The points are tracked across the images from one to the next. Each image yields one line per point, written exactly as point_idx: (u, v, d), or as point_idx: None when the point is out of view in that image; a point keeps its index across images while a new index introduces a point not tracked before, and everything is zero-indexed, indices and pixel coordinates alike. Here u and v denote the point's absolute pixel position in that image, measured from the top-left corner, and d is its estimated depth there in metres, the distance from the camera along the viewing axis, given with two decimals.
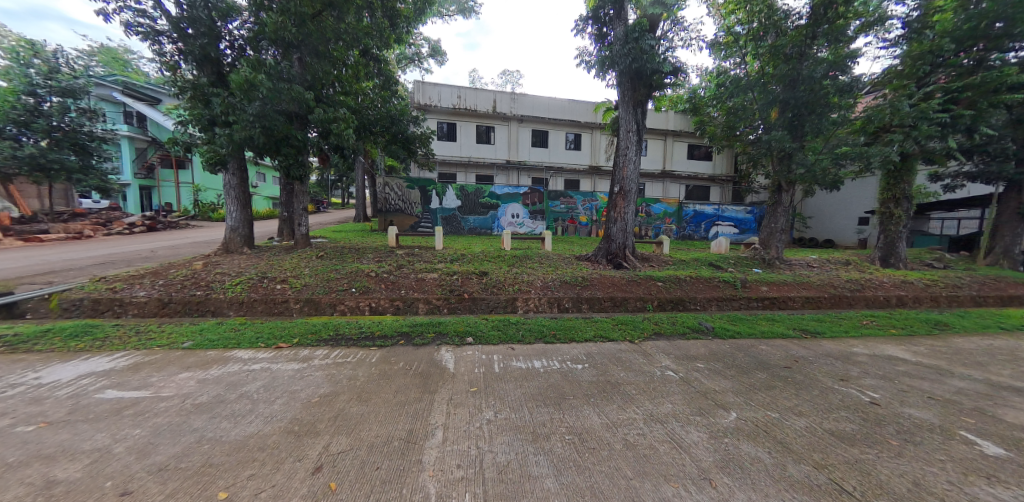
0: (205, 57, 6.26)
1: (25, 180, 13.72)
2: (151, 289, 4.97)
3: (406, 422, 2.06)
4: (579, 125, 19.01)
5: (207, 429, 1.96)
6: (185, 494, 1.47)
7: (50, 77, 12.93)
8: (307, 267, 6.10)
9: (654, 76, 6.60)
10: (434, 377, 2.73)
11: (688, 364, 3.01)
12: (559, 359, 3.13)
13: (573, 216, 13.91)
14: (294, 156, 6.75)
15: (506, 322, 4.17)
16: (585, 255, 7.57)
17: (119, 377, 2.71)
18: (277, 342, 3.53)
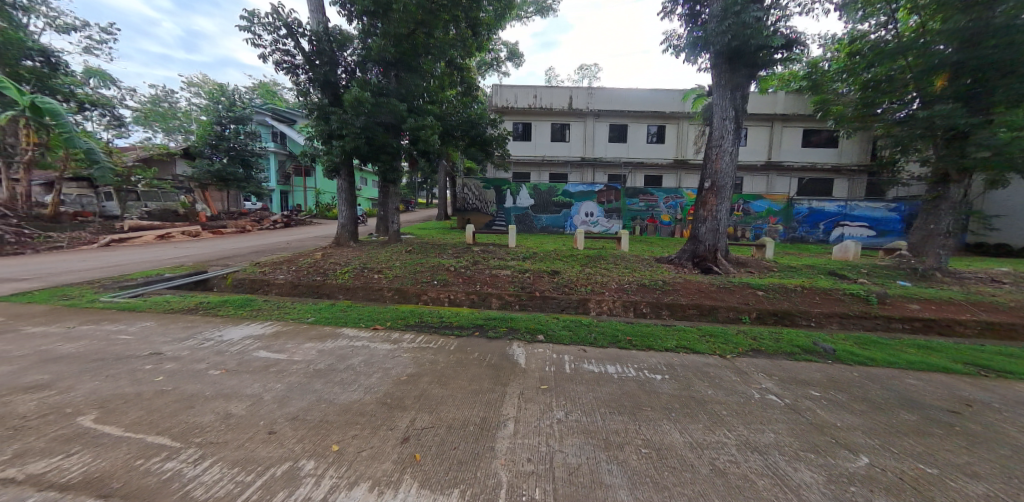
0: (327, 81, 7.33)
1: (211, 187, 18.01)
2: (287, 274, 6.08)
3: (479, 410, 2.17)
4: (663, 116, 17.69)
5: (325, 392, 2.34)
6: (310, 441, 1.77)
7: (230, 109, 16.60)
8: (398, 260, 6.82)
9: (758, 53, 5.81)
10: (507, 371, 2.82)
11: (797, 390, 2.62)
12: (635, 366, 2.97)
13: (654, 215, 13.06)
14: (390, 162, 7.56)
15: (578, 324, 4.10)
16: (668, 257, 7.04)
17: (267, 341, 3.39)
18: (373, 323, 4.01)
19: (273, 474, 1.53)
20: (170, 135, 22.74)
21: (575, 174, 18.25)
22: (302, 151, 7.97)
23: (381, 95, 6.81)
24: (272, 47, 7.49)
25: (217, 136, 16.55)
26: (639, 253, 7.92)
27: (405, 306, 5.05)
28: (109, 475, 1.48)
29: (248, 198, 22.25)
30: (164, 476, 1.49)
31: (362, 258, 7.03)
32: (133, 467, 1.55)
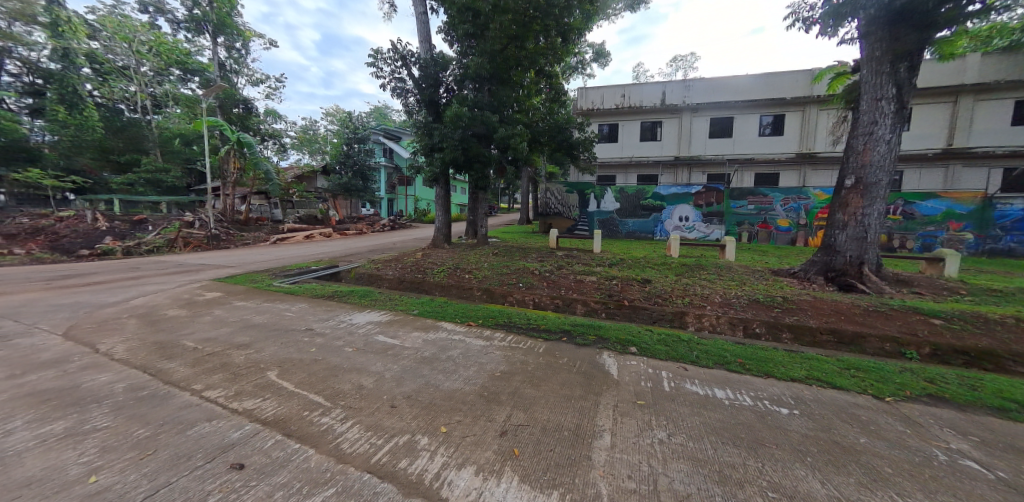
0: (430, 100, 8.15)
1: (339, 196, 21.57)
2: (395, 270, 7.15)
3: (573, 415, 2.18)
4: (781, 103, 15.35)
5: (431, 377, 2.75)
6: (422, 423, 2.08)
7: (354, 132, 20.47)
8: (486, 262, 7.22)
9: (938, 10, 4.62)
10: (601, 380, 2.76)
11: (1004, 456, 1.96)
12: (750, 394, 2.60)
13: (767, 220, 11.37)
14: (483, 170, 8.02)
15: (675, 339, 3.75)
16: (790, 269, 6.05)
17: (385, 327, 4.11)
18: (468, 320, 4.32)
19: (398, 442, 1.92)
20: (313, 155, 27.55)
21: (668, 175, 16.98)
22: (410, 165, 9.05)
23: (476, 109, 7.36)
24: (389, 77, 8.76)
25: (345, 153, 20.60)
26: (747, 264, 7.00)
27: (493, 306, 5.29)
28: (289, 420, 2.15)
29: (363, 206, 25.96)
30: (323, 427, 2.07)
31: (454, 258, 7.69)
32: (304, 415, 2.20)
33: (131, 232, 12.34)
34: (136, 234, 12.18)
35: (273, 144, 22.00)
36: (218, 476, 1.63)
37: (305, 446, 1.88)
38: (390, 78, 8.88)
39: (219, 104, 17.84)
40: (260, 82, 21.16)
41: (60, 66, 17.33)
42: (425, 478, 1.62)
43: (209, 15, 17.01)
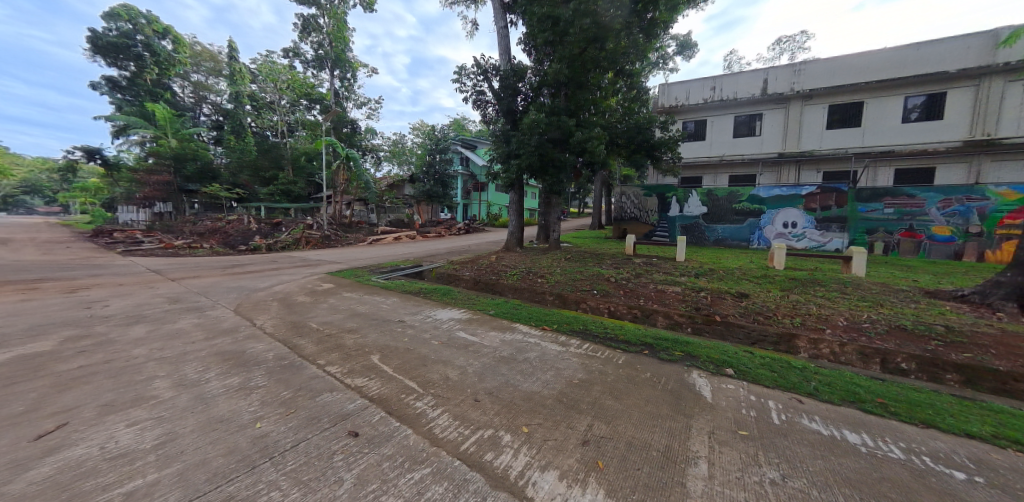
0: (508, 108, 8.46)
1: (422, 202, 23.63)
2: (471, 271, 7.99)
3: (661, 435, 2.28)
4: (934, 80, 12.56)
5: (509, 378, 3.31)
6: (507, 420, 2.54)
7: (436, 144, 22.24)
8: (558, 267, 7.51)
9: None
10: (693, 407, 2.62)
11: None
12: (899, 444, 2.12)
13: (912, 227, 9.23)
14: (558, 175, 8.06)
15: (783, 365, 3.28)
16: (955, 290, 4.89)
17: (465, 323, 5.13)
18: (541, 324, 4.96)
19: (483, 435, 2.37)
20: (401, 166, 29.93)
21: (769, 174, 14.93)
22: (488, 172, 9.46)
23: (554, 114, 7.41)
24: (471, 91, 9.37)
25: (428, 163, 22.40)
26: (882, 281, 5.80)
27: (566, 312, 5.31)
28: (390, 399, 2.87)
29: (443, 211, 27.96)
30: (418, 410, 2.70)
31: (526, 263, 8.24)
32: (402, 398, 2.90)
33: (271, 232, 15.01)
34: (272, 235, 14.68)
35: (371, 158, 24.93)
36: (342, 439, 2.30)
37: (405, 427, 2.47)
38: (471, 92, 9.49)
39: (333, 126, 21.03)
40: (364, 106, 24.27)
41: (233, 105, 22.43)
42: (510, 473, 1.97)
43: (328, 52, 20.10)
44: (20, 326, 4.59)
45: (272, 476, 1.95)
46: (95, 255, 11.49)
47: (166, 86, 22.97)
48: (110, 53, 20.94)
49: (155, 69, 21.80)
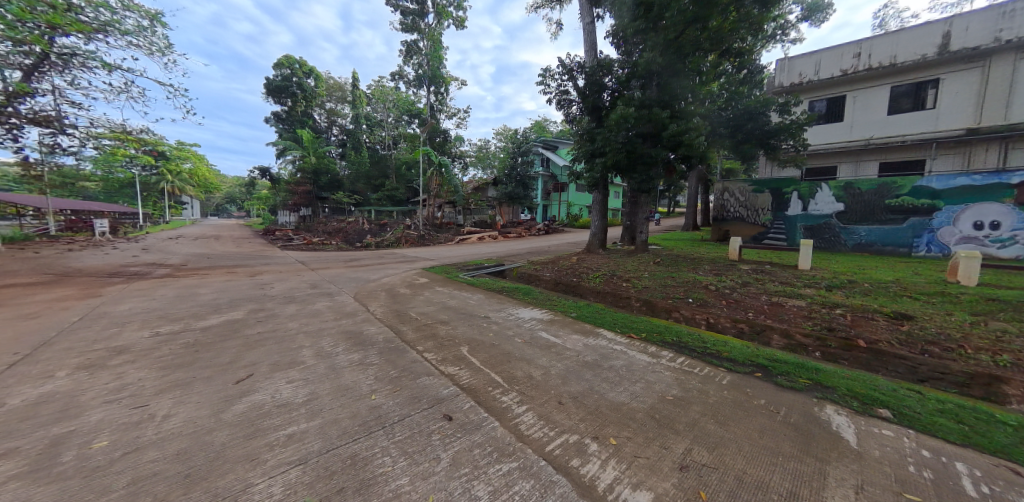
0: (593, 106, 8.27)
1: (504, 203, 24.44)
2: (552, 272, 7.98)
3: (784, 478, 1.94)
4: None
5: (594, 384, 3.23)
6: (593, 428, 2.51)
7: (519, 147, 22.76)
8: (646, 271, 7.12)
9: None
10: (831, 451, 2.14)
11: None
12: None
13: None
14: (650, 172, 7.51)
15: (968, 413, 2.50)
16: None
17: (546, 324, 5.10)
18: (627, 332, 4.66)
19: (569, 440, 2.40)
20: (485, 170, 31.20)
21: (948, 158, 11.71)
22: (571, 172, 9.24)
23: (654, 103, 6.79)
24: (556, 91, 9.41)
25: (510, 166, 23.03)
26: None
27: (656, 321, 4.96)
28: (479, 390, 3.17)
29: (525, 211, 28.52)
30: (504, 405, 2.91)
31: (610, 266, 7.95)
32: (488, 391, 3.15)
33: (379, 232, 17.19)
34: (379, 234, 16.79)
35: (459, 163, 26.66)
36: (439, 421, 2.66)
37: (492, 419, 2.69)
38: (555, 93, 9.51)
39: (428, 137, 23.08)
40: (454, 116, 26.05)
41: (354, 125, 26.39)
42: (598, 485, 1.96)
43: (426, 70, 22.12)
44: (224, 299, 6.33)
45: (382, 444, 2.40)
46: (264, 248, 14.85)
47: (308, 115, 28.20)
48: (281, 94, 26.93)
49: (304, 102, 26.97)
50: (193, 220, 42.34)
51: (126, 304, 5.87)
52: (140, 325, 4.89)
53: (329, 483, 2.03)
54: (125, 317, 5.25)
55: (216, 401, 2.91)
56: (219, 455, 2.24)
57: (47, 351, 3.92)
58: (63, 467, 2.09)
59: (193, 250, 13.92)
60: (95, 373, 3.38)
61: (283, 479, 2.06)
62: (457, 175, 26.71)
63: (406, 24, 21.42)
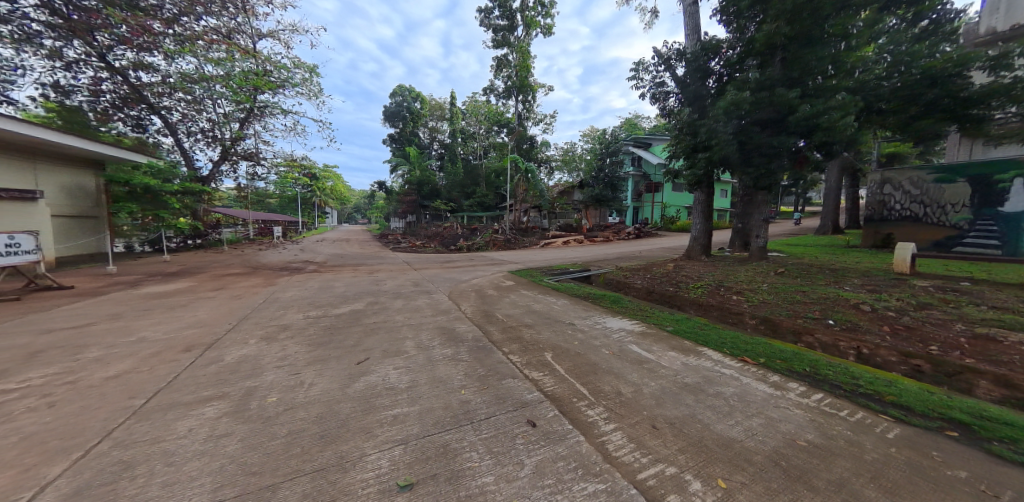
0: (696, 95, 7.51)
1: (590, 206, 23.58)
2: (644, 280, 7.32)
3: None
4: None
5: (697, 411, 2.75)
6: (696, 465, 2.13)
7: (607, 147, 21.84)
8: (765, 283, 6.04)
9: None
10: None
11: None
12: None
13: None
14: (771, 165, 6.34)
15: None
16: None
17: (637, 337, 4.58)
18: (739, 354, 3.93)
19: (665, 471, 2.09)
20: (571, 174, 30.52)
21: None
22: (667, 170, 8.40)
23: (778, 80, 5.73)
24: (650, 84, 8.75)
25: (598, 168, 22.24)
26: None
27: (780, 345, 4.09)
28: (563, 399, 2.99)
29: (613, 214, 27.25)
30: (590, 419, 2.68)
31: (716, 275, 6.95)
32: (573, 401, 2.95)
33: (471, 236, 18.27)
34: (470, 238, 17.79)
35: (545, 168, 26.85)
36: (522, 425, 2.59)
37: (577, 432, 2.50)
38: (649, 86, 8.86)
39: (515, 144, 23.70)
40: (540, 122, 26.22)
41: (452, 139, 28.87)
42: None
43: (515, 81, 22.79)
44: (350, 291, 7.45)
45: (471, 438, 2.46)
46: (378, 250, 17.12)
47: (415, 134, 31.87)
48: (395, 119, 31.96)
49: (412, 123, 31.16)
50: (332, 227, 51.60)
51: (290, 291, 7.36)
52: (295, 308, 6.07)
53: (425, 467, 2.16)
54: (286, 301, 6.57)
55: (343, 378, 3.41)
56: (344, 424, 2.64)
57: (245, 323, 5.20)
58: (251, 412, 2.80)
59: (326, 250, 16.77)
60: (271, 343, 4.34)
61: (388, 455, 2.29)
62: (544, 180, 27.01)
63: (497, 40, 22.48)
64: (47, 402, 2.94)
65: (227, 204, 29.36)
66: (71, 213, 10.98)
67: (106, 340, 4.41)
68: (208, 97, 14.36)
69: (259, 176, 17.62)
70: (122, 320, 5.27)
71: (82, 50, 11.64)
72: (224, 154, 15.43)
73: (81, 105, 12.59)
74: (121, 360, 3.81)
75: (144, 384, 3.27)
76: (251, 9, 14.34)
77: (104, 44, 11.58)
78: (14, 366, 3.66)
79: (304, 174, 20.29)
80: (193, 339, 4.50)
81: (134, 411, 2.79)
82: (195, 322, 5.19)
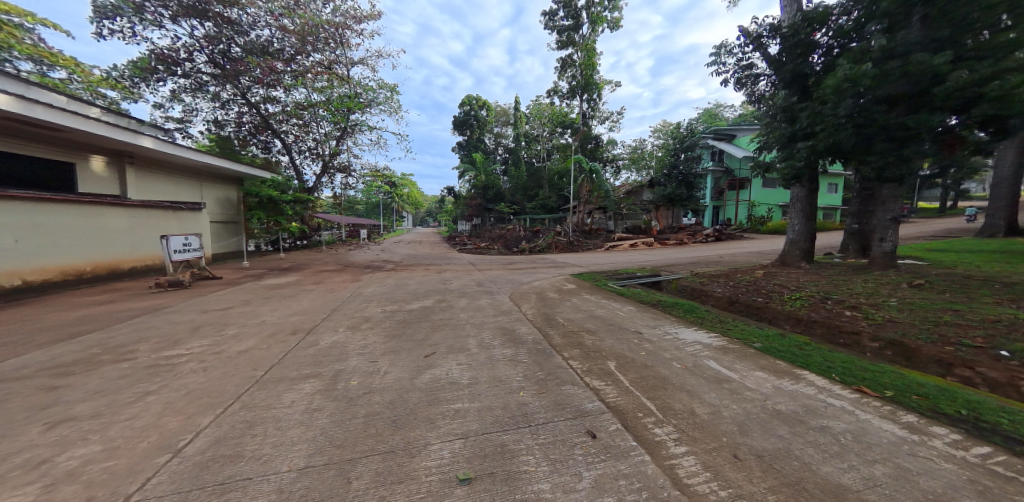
0: (796, 75, 6.46)
1: (661, 207, 21.89)
2: (725, 289, 6.43)
3: None
4: None
5: (794, 445, 2.20)
6: None
7: (681, 141, 20.09)
8: (893, 297, 4.86)
9: None
10: None
11: None
12: None
13: None
14: (904, 150, 5.09)
15: None
16: None
17: (715, 353, 3.92)
18: (856, 382, 3.13)
19: None
20: (640, 172, 28.68)
21: None
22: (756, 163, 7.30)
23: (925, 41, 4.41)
24: (733, 68, 7.71)
25: (671, 165, 20.54)
26: None
27: (919, 378, 3.18)
28: (627, 412, 2.62)
29: (689, 215, 25.04)
30: (656, 438, 2.30)
31: (820, 284, 5.82)
32: (636, 416, 2.57)
33: (533, 238, 18.13)
34: (533, 240, 17.63)
35: (612, 167, 25.71)
36: (581, 435, 2.31)
37: (641, 451, 2.16)
38: (732, 71, 7.79)
39: (580, 145, 23.08)
40: (606, 120, 25.13)
41: (516, 143, 29.21)
42: None
43: (580, 80, 22.15)
44: (422, 288, 7.77)
45: (528, 441, 2.26)
46: (447, 251, 17.89)
47: (481, 140, 32.96)
48: (463, 127, 33.36)
49: (478, 130, 32.32)
50: (408, 230, 55.76)
51: (372, 287, 7.93)
52: (378, 302, 6.46)
53: (482, 464, 2.04)
54: (369, 295, 7.07)
55: (412, 369, 3.46)
56: (411, 411, 2.62)
57: (336, 312, 5.68)
58: (340, 392, 2.95)
59: (402, 250, 17.98)
60: (356, 332, 4.64)
61: (449, 447, 2.21)
62: (610, 180, 25.93)
63: (561, 41, 22.14)
64: (202, 366, 3.51)
65: (325, 210, 33.41)
66: (223, 220, 13.51)
67: (240, 320, 5.14)
68: (314, 120, 16.24)
69: (350, 185, 19.63)
70: (251, 305, 6.12)
71: (232, 92, 14.90)
72: (324, 168, 17.41)
73: (230, 135, 15.99)
74: (250, 337, 4.38)
75: (263, 359, 3.71)
76: (347, 42, 15.78)
77: (246, 85, 14.57)
78: (183, 335, 4.45)
79: (385, 182, 22.11)
80: (298, 324, 5.02)
81: (256, 381, 3.16)
82: (300, 310, 5.80)
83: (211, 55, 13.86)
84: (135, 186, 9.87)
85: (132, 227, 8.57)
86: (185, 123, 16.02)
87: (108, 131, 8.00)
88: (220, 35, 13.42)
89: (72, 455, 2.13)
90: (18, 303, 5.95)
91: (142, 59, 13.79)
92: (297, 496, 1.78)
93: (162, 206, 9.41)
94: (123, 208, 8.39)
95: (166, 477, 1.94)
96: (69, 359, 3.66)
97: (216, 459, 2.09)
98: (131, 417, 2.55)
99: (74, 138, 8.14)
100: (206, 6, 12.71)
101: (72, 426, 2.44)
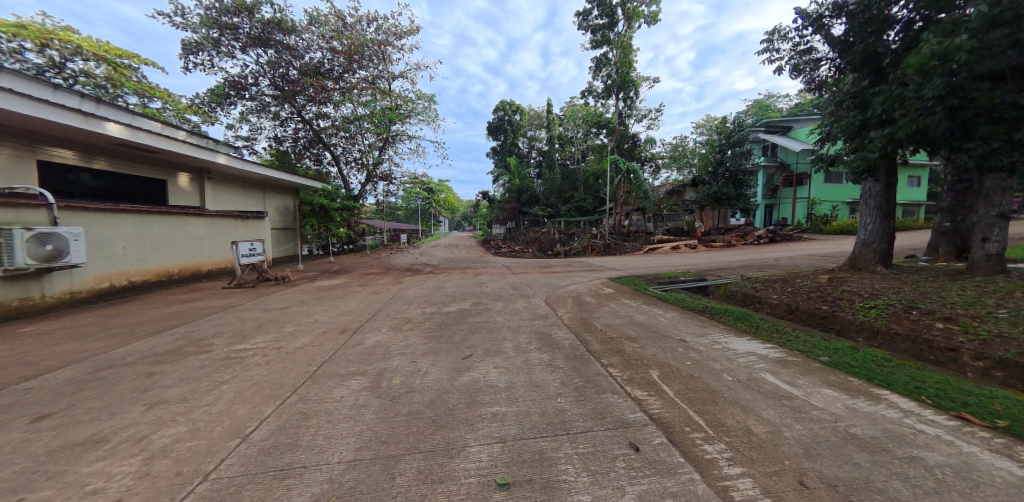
0: (869, 56, 5.69)
1: (706, 207, 20.62)
2: (782, 295, 5.82)
3: None
4: None
5: (875, 475, 1.83)
6: None
7: (728, 136, 18.53)
8: (1000, 306, 4.10)
9: None
10: None
11: None
12: None
13: None
14: (1013, 134, 4.28)
15: None
16: None
17: (773, 365, 3.48)
18: (954, 407, 2.60)
19: None
20: (681, 171, 27.25)
21: None
22: (818, 156, 6.52)
23: None
24: (788, 55, 7.00)
25: (716, 162, 19.28)
26: None
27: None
28: (673, 425, 2.34)
29: (737, 216, 23.42)
30: (707, 455, 2.02)
31: (901, 291, 5.08)
32: (684, 430, 2.28)
33: (568, 241, 17.76)
34: (568, 243, 17.24)
35: (651, 167, 24.65)
36: (622, 447, 2.08)
37: (690, 469, 1.89)
38: (787, 57, 7.05)
39: (616, 145, 22.39)
40: (643, 118, 24.09)
41: (550, 146, 28.95)
42: None
43: (615, 79, 21.43)
44: (458, 291, 7.78)
45: (567, 450, 2.06)
46: (483, 254, 18.00)
47: (515, 145, 33.00)
48: (498, 132, 33.68)
49: (512, 134, 32.39)
50: (445, 234, 56.77)
51: (412, 290, 8.05)
52: (419, 304, 6.55)
53: (522, 469, 1.89)
54: (411, 297, 7.19)
55: (451, 370, 3.39)
56: (451, 412, 2.52)
57: (380, 313, 5.80)
58: (385, 389, 2.93)
59: (440, 254, 18.33)
60: (398, 333, 4.67)
61: (488, 450, 2.07)
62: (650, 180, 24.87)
63: (596, 40, 21.60)
64: (263, 359, 3.67)
65: (370, 217, 35.11)
66: (282, 227, 14.56)
67: (296, 319, 5.41)
68: (360, 133, 16.90)
69: (392, 192, 20.36)
70: (305, 305, 6.44)
71: (290, 110, 16.01)
72: (368, 177, 18.20)
73: (287, 149, 17.24)
74: (304, 335, 4.54)
75: (317, 355, 3.81)
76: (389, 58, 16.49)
77: (301, 103, 15.52)
78: (250, 331, 4.73)
79: (424, 188, 22.76)
80: (347, 323, 5.17)
81: (311, 375, 3.23)
82: (348, 310, 6.00)
83: (275, 79, 14.84)
84: (211, 198, 10.84)
85: (210, 233, 9.43)
86: (251, 141, 17.49)
87: (190, 151, 8.78)
88: (280, 59, 14.44)
89: (165, 433, 2.25)
90: (115, 299, 6.68)
91: (218, 87, 15.18)
92: (346, 488, 1.73)
93: (234, 215, 10.23)
94: (203, 217, 9.23)
95: (237, 460, 1.98)
96: (161, 349, 4.00)
97: (277, 446, 2.11)
98: (211, 403, 2.68)
99: (165, 157, 9.11)
100: (269, 35, 13.93)
101: (165, 408, 2.60)
